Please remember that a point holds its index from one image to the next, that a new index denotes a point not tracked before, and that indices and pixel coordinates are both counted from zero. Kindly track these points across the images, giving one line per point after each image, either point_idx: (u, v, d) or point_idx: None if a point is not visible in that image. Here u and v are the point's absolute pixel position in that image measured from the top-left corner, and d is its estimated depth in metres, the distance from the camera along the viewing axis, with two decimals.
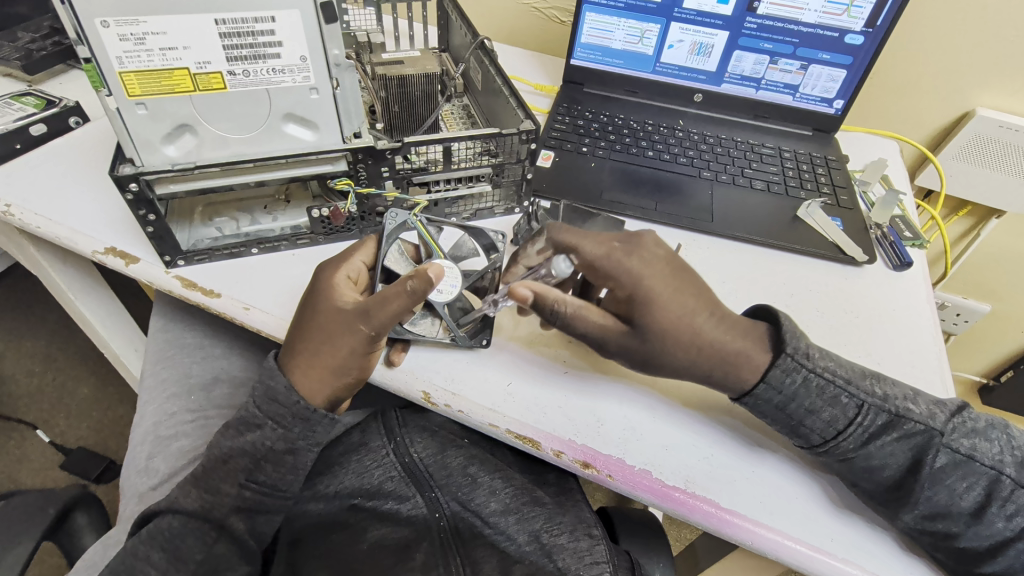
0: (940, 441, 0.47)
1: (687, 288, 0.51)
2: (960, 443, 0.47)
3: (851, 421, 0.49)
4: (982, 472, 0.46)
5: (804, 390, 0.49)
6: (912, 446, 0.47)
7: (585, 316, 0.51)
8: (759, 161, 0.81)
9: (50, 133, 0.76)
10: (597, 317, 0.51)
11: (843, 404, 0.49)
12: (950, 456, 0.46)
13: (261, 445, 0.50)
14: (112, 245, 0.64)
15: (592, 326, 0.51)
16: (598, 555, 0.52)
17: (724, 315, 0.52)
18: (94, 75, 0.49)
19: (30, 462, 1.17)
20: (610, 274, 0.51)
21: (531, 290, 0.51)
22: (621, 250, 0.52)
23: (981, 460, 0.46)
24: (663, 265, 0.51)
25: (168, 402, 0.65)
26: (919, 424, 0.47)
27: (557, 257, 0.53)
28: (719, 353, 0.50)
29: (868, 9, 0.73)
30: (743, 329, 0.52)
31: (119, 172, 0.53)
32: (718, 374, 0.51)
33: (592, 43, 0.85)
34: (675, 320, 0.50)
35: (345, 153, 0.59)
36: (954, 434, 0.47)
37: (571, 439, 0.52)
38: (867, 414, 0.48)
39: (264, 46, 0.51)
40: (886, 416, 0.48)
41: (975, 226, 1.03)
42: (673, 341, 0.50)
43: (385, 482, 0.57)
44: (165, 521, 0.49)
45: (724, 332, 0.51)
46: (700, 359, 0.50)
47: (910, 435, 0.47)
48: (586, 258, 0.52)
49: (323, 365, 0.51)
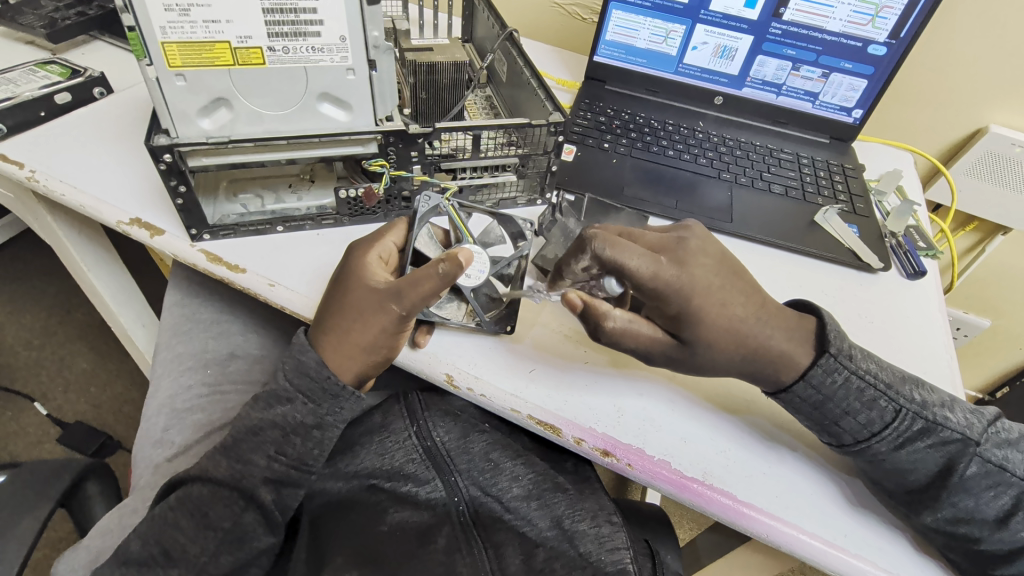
0: (975, 450, 0.48)
1: (733, 283, 0.53)
2: (992, 454, 0.48)
3: (887, 425, 0.49)
4: (1012, 482, 0.48)
5: (844, 391, 0.50)
6: (946, 453, 0.48)
7: (634, 330, 0.51)
8: (778, 166, 0.82)
9: (73, 102, 0.76)
10: (646, 328, 0.52)
11: (881, 407, 0.50)
12: (982, 466, 0.48)
13: (292, 419, 0.51)
14: (138, 216, 0.64)
15: (643, 339, 0.52)
16: (619, 541, 0.54)
17: (773, 315, 0.52)
18: (137, 44, 0.49)
19: (28, 434, 1.17)
20: (659, 293, 0.50)
21: (582, 299, 0.52)
22: (670, 265, 0.51)
23: (1013, 471, 0.48)
24: (711, 278, 0.51)
25: (185, 374, 0.66)
26: (956, 433, 0.49)
27: (607, 280, 0.54)
28: (762, 351, 0.51)
29: (893, 20, 0.74)
30: (792, 329, 0.52)
31: (154, 143, 0.54)
32: (757, 372, 0.52)
33: (616, 41, 0.86)
34: (722, 324, 0.51)
35: (375, 136, 0.59)
36: (988, 444, 0.49)
37: (592, 428, 0.53)
38: (903, 419, 0.49)
39: (305, 24, 0.51)
40: (922, 423, 0.49)
41: (981, 241, 1.05)
42: (717, 343, 0.51)
43: (405, 464, 0.58)
44: (195, 489, 0.50)
45: (771, 332, 0.51)
46: (744, 361, 0.52)
47: (945, 443, 0.49)
48: (633, 277, 0.50)
49: (353, 342, 0.51)
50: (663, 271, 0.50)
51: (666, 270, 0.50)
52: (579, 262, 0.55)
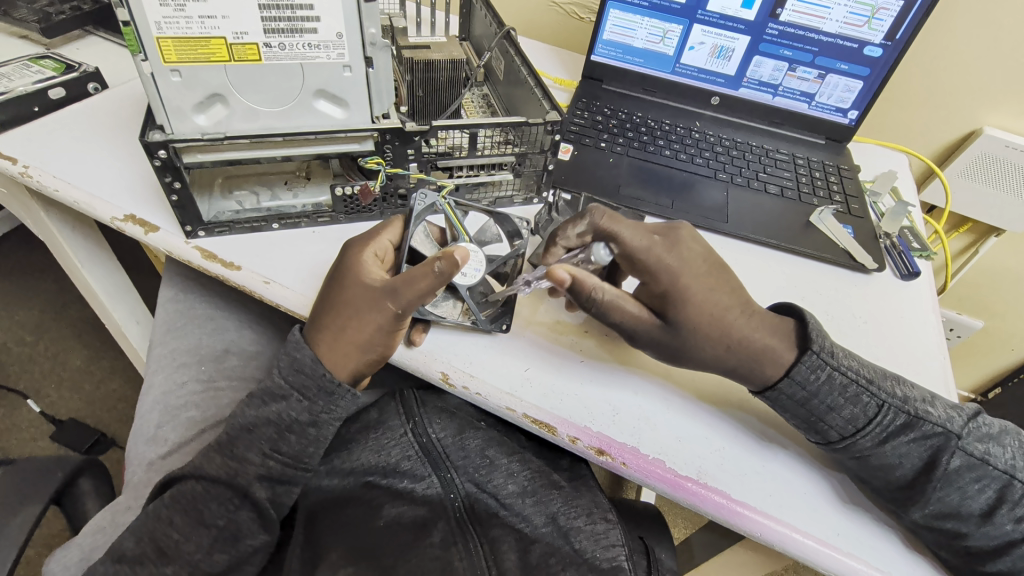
0: (956, 443, 0.48)
1: (726, 282, 0.53)
2: (975, 448, 0.49)
3: (870, 420, 0.50)
4: (995, 475, 0.48)
5: (827, 387, 0.50)
6: (929, 447, 0.49)
7: (621, 306, 0.52)
8: (774, 166, 0.82)
9: (67, 97, 0.75)
10: (633, 306, 0.52)
11: (864, 402, 0.50)
12: (965, 459, 0.48)
13: (286, 416, 0.50)
14: (132, 212, 0.64)
15: (628, 315, 0.52)
16: (615, 538, 0.54)
17: (755, 312, 0.53)
18: (132, 39, 0.49)
19: (20, 431, 1.16)
20: (649, 269, 0.52)
21: (570, 274, 0.51)
22: (661, 244, 0.53)
23: (995, 464, 0.48)
24: (703, 282, 0.52)
25: (179, 371, 0.66)
26: (937, 427, 0.49)
27: (596, 244, 0.54)
28: (747, 345, 0.51)
29: (889, 22, 0.74)
30: (774, 326, 0.52)
31: (148, 139, 0.53)
32: (742, 369, 0.52)
33: (613, 40, 0.86)
34: (706, 314, 0.51)
35: (372, 133, 0.59)
36: (969, 438, 0.49)
37: (587, 426, 0.53)
38: (886, 414, 0.50)
39: (301, 20, 0.51)
40: (905, 417, 0.49)
41: (974, 243, 1.06)
42: (703, 334, 0.51)
43: (402, 461, 0.57)
44: (189, 485, 0.50)
45: (754, 327, 0.52)
46: (727, 354, 0.51)
47: (928, 437, 0.49)
48: (625, 248, 0.52)
49: (349, 340, 0.51)
50: (656, 250, 0.52)
51: (658, 249, 0.52)
52: (575, 229, 0.57)
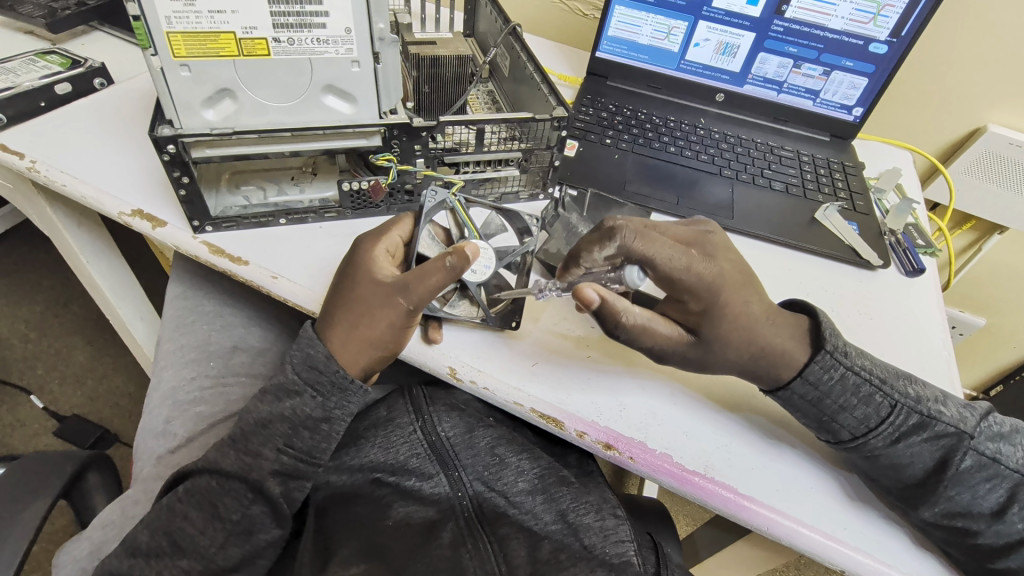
0: (968, 443, 0.49)
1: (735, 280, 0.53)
2: (986, 447, 0.49)
3: (883, 420, 0.50)
4: (1006, 474, 0.48)
5: (841, 387, 0.51)
6: (940, 447, 0.49)
7: (652, 328, 0.51)
8: (779, 163, 0.83)
9: (73, 92, 0.75)
10: (664, 328, 0.51)
11: (877, 402, 0.50)
12: (976, 458, 0.49)
13: (301, 412, 0.51)
14: (140, 207, 0.64)
15: (660, 337, 0.51)
16: (622, 534, 0.55)
17: (776, 316, 0.53)
18: (142, 34, 0.49)
19: (24, 426, 1.16)
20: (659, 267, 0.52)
21: (598, 294, 0.49)
22: (697, 257, 0.52)
23: (1006, 463, 0.49)
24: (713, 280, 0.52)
25: (187, 366, 0.66)
26: (950, 426, 0.49)
27: (628, 267, 0.52)
28: (768, 350, 0.51)
29: (894, 18, 0.74)
30: (790, 327, 0.53)
31: (158, 133, 0.53)
32: (760, 371, 0.52)
33: (618, 37, 0.85)
34: (739, 323, 0.51)
35: (380, 128, 0.59)
36: (981, 437, 0.49)
37: (595, 421, 0.53)
38: (899, 414, 0.50)
39: (310, 15, 0.51)
40: (918, 417, 0.50)
41: (977, 241, 1.06)
42: (731, 343, 0.51)
43: (410, 459, 0.58)
44: (203, 481, 0.50)
45: (774, 330, 0.52)
46: (749, 360, 0.51)
47: (940, 437, 0.49)
48: (665, 268, 0.50)
49: (361, 336, 0.51)
50: (696, 264, 0.50)
51: (698, 263, 0.51)
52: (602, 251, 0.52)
